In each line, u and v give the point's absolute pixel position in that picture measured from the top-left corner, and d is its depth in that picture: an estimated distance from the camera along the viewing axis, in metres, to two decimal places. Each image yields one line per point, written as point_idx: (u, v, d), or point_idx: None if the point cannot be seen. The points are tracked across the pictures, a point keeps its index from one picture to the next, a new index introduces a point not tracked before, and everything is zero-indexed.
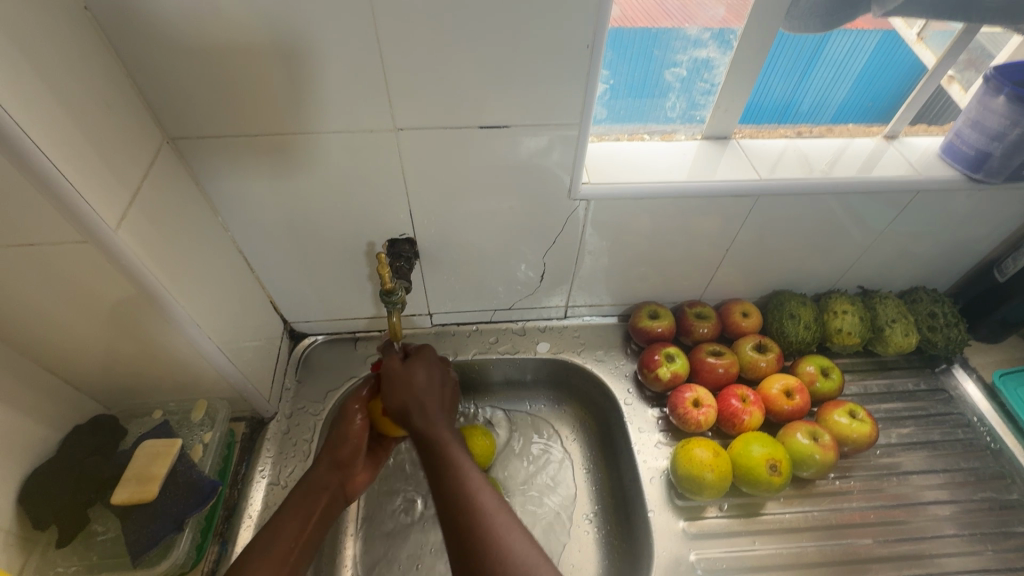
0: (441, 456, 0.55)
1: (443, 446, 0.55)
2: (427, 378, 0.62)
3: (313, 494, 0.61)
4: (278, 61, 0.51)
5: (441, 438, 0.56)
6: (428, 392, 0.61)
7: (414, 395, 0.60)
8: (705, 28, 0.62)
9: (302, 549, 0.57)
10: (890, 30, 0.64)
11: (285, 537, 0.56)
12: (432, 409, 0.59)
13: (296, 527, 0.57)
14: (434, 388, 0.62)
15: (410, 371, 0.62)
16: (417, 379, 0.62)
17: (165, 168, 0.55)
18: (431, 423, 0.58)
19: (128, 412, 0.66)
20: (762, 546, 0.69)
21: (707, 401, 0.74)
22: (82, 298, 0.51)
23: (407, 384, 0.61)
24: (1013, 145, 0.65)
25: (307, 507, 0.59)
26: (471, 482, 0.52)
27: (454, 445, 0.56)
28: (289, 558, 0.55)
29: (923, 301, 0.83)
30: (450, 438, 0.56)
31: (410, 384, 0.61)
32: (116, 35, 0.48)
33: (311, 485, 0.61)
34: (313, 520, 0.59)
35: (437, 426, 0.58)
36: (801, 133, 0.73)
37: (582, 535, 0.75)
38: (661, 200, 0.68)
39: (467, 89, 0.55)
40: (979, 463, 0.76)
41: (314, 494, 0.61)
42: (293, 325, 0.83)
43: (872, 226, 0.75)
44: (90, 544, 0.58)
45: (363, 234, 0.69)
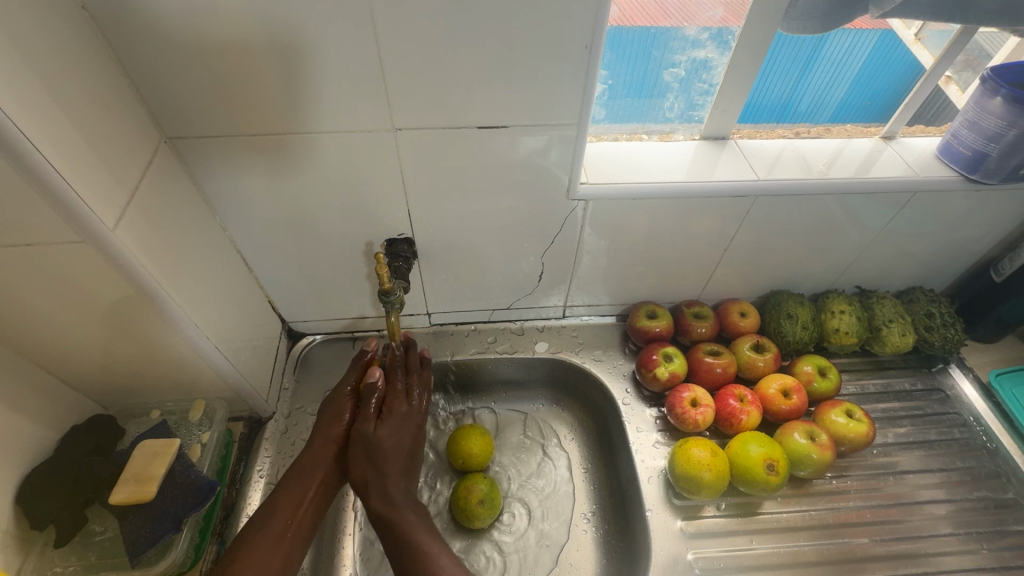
0: (404, 539, 0.57)
1: (408, 532, 0.58)
2: (394, 443, 0.64)
3: (308, 474, 0.63)
4: (276, 61, 0.51)
5: (402, 522, 0.59)
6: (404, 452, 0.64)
7: (382, 456, 0.62)
8: (703, 28, 0.62)
9: (298, 529, 0.60)
10: (887, 31, 0.65)
11: (280, 518, 0.59)
12: (395, 480, 0.62)
13: (290, 507, 0.60)
14: (400, 452, 0.64)
15: (379, 436, 0.63)
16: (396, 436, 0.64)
17: (162, 168, 0.55)
18: (394, 502, 0.60)
19: (126, 412, 0.66)
20: (760, 545, 0.69)
21: (704, 400, 0.74)
22: (80, 298, 0.50)
23: (375, 446, 0.63)
24: (1010, 146, 0.65)
25: (301, 490, 0.62)
26: (443, 567, 0.55)
27: (419, 533, 0.58)
28: (283, 538, 0.58)
29: (920, 301, 0.83)
30: (415, 524, 0.59)
31: (376, 450, 0.62)
32: (113, 35, 0.48)
33: (304, 467, 0.63)
34: (307, 499, 0.62)
35: (398, 502, 0.60)
36: (800, 133, 0.73)
37: (580, 535, 0.75)
38: (660, 200, 0.68)
39: (465, 89, 0.55)
40: (975, 462, 0.77)
41: (308, 475, 0.63)
42: (291, 324, 0.83)
43: (869, 226, 0.75)
44: (87, 544, 0.58)
45: (362, 234, 0.69)
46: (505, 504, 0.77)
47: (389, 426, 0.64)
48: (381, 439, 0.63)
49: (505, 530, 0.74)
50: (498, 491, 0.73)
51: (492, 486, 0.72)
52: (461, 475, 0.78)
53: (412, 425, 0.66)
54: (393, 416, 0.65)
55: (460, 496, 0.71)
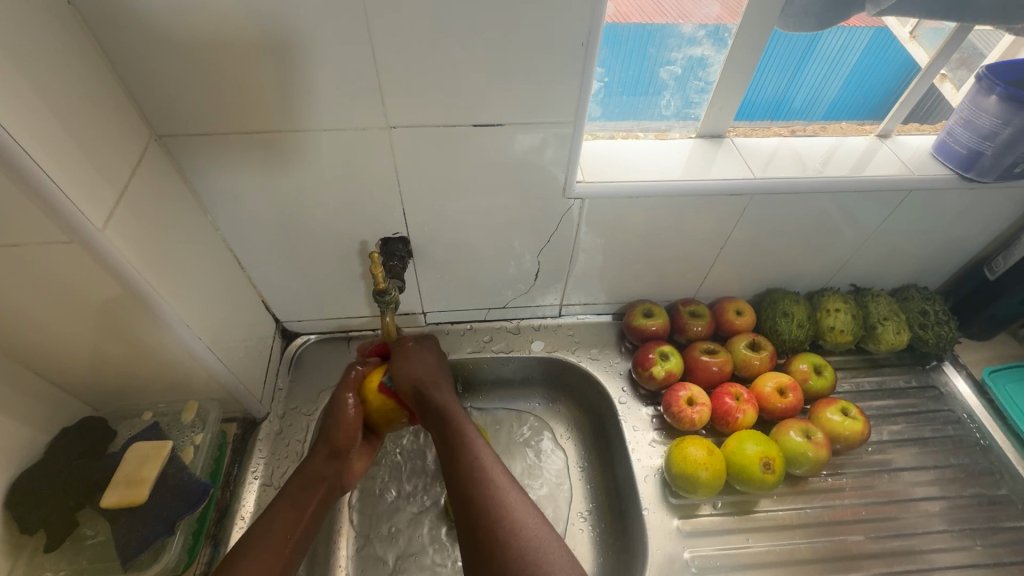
0: (451, 428, 0.60)
1: (457, 426, 0.60)
2: (424, 367, 0.66)
3: (308, 489, 0.61)
4: (270, 58, 0.50)
5: (452, 415, 0.61)
6: (432, 377, 0.66)
7: (419, 378, 0.64)
8: (700, 26, 0.62)
9: (297, 541, 0.57)
10: (883, 28, 0.64)
11: (279, 532, 0.56)
12: (442, 390, 0.64)
13: (290, 517, 0.57)
14: (435, 375, 0.66)
15: (405, 363, 0.65)
16: (419, 366, 0.66)
17: (152, 166, 0.54)
18: (445, 400, 0.63)
19: (117, 414, 0.65)
20: (755, 543, 0.69)
21: (700, 398, 0.74)
22: (69, 300, 0.50)
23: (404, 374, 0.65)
24: (1005, 145, 0.65)
25: (303, 500, 0.59)
26: (483, 461, 0.56)
27: (466, 425, 0.60)
28: (284, 549, 0.55)
29: (914, 299, 0.84)
30: (460, 418, 0.61)
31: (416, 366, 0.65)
32: (102, 31, 0.47)
33: (307, 478, 0.61)
34: (309, 512, 0.59)
35: (449, 404, 0.63)
36: (795, 131, 0.73)
37: (577, 533, 0.75)
38: (657, 198, 0.68)
39: (461, 87, 0.55)
40: (969, 459, 0.77)
41: (310, 486, 0.61)
42: (285, 324, 0.82)
43: (864, 224, 0.75)
44: (81, 548, 0.58)
45: (356, 232, 0.69)
46: None
47: (416, 355, 0.67)
48: (406, 365, 0.65)
49: None
50: None
51: None
52: None
53: (433, 358, 0.69)
54: (415, 351, 0.68)
55: None
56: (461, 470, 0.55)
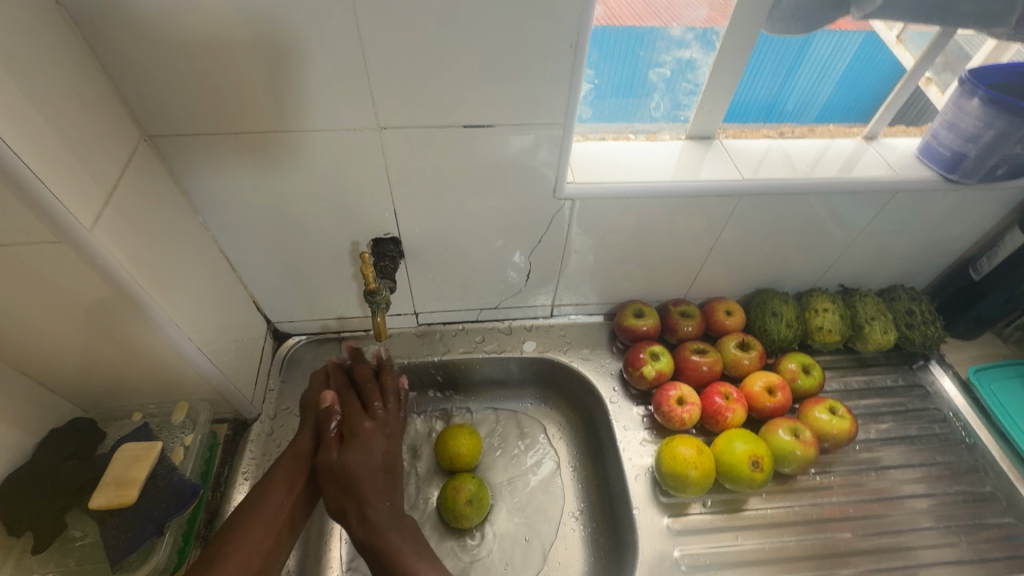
0: (385, 564, 0.56)
1: (392, 554, 0.56)
2: (364, 464, 0.61)
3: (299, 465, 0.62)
4: (259, 57, 0.51)
5: (384, 549, 0.57)
6: (372, 471, 0.61)
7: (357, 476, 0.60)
8: (689, 28, 0.63)
9: (291, 513, 0.60)
10: (872, 32, 0.65)
11: (271, 504, 0.59)
12: (374, 502, 0.59)
13: (282, 492, 0.60)
14: (374, 470, 0.61)
15: (345, 461, 0.60)
16: (368, 455, 0.61)
17: (142, 167, 0.54)
18: (376, 512, 0.58)
19: (107, 414, 0.65)
20: (745, 541, 0.70)
21: (691, 398, 0.74)
22: (56, 301, 0.50)
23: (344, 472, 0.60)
24: (987, 147, 0.66)
25: (292, 471, 0.62)
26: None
27: (402, 547, 0.57)
28: (276, 524, 0.58)
29: (901, 299, 0.85)
30: (399, 547, 0.57)
31: (360, 459, 0.61)
32: (91, 32, 0.47)
33: (295, 452, 0.63)
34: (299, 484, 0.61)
35: (381, 520, 0.58)
36: (785, 132, 0.74)
37: (569, 533, 0.75)
38: (647, 199, 0.68)
39: (452, 88, 0.55)
40: (955, 457, 0.78)
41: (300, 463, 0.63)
42: (277, 325, 0.82)
43: (852, 225, 0.76)
44: (68, 550, 0.57)
45: (348, 233, 0.69)
46: (493, 504, 0.77)
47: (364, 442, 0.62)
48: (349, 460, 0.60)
49: (494, 531, 0.74)
50: (486, 491, 0.73)
51: (480, 486, 0.72)
52: (449, 474, 0.78)
53: (386, 442, 0.64)
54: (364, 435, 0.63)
55: (448, 496, 0.71)
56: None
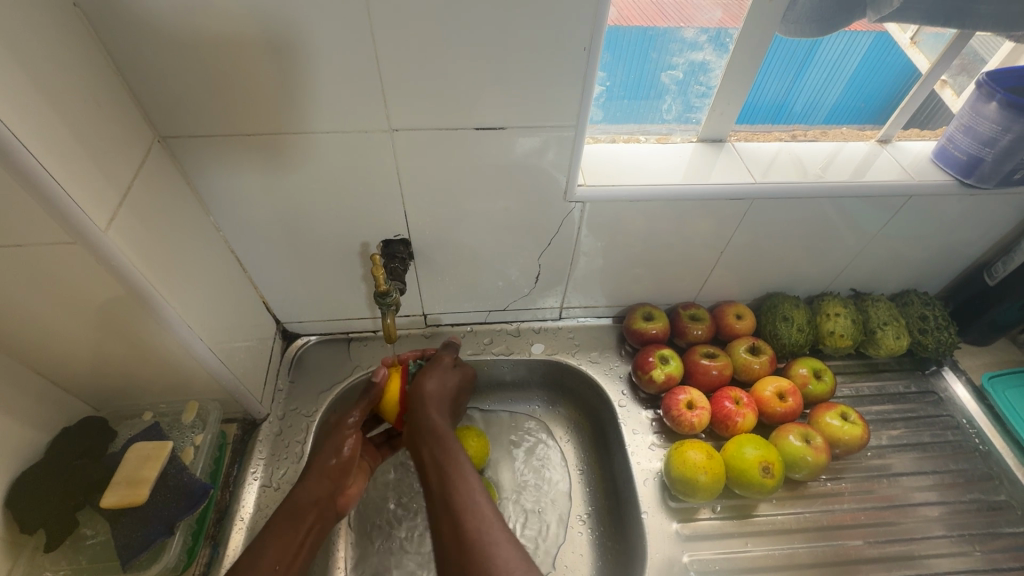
0: (443, 451, 0.58)
1: (444, 450, 0.58)
2: (440, 384, 0.67)
3: (300, 511, 0.59)
4: (272, 61, 0.51)
5: (445, 439, 0.59)
6: (440, 400, 0.66)
7: (428, 394, 0.66)
8: (702, 30, 0.62)
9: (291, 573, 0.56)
10: (883, 32, 0.65)
11: (269, 563, 0.54)
12: (438, 415, 0.63)
13: (280, 550, 0.56)
14: (445, 394, 0.67)
15: (423, 379, 0.67)
16: (435, 382, 0.67)
17: (156, 168, 0.55)
18: (435, 420, 0.62)
19: (118, 413, 0.65)
20: (754, 547, 0.69)
21: (700, 402, 0.74)
22: (70, 301, 0.50)
23: (422, 388, 0.66)
24: (1005, 151, 0.65)
25: (292, 530, 0.58)
26: (467, 482, 0.54)
27: (453, 446, 0.58)
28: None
29: (914, 304, 0.84)
30: (456, 444, 0.59)
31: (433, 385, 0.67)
32: (107, 35, 0.47)
33: (295, 506, 0.60)
34: (299, 541, 0.58)
35: (437, 426, 0.61)
36: (795, 135, 0.74)
37: (576, 536, 0.75)
38: (657, 202, 0.68)
39: (463, 92, 0.55)
40: (968, 465, 0.77)
41: (299, 516, 0.59)
42: (286, 325, 0.82)
43: (865, 229, 0.75)
44: (81, 548, 0.58)
45: (358, 234, 0.69)
46: (501, 507, 0.76)
47: (432, 373, 0.68)
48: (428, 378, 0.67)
49: None
50: (493, 494, 0.73)
51: (487, 488, 0.72)
52: None
53: (456, 377, 0.70)
54: (437, 364, 0.70)
55: None
56: (443, 484, 0.54)
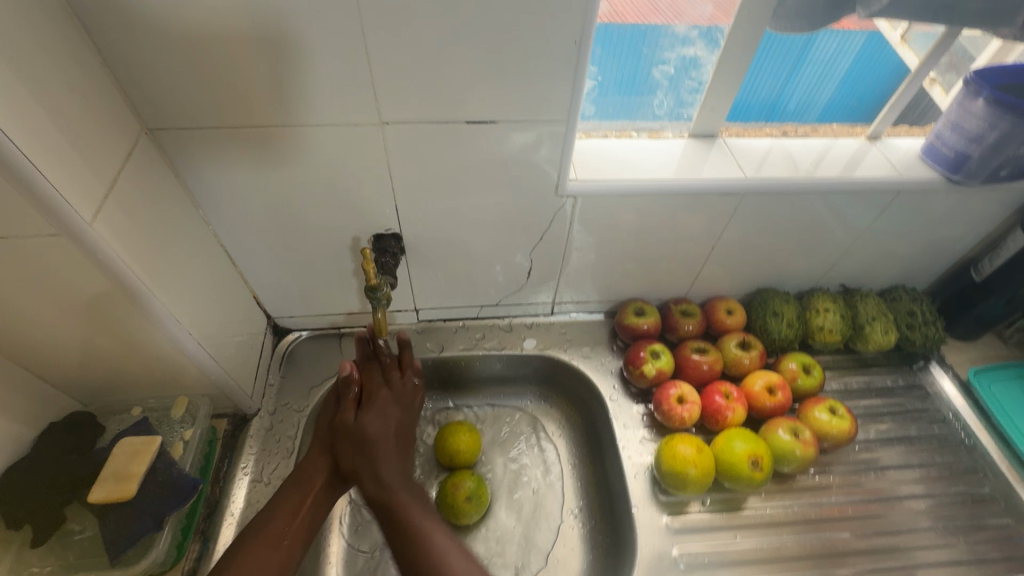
0: (399, 520, 0.60)
1: (405, 514, 0.60)
2: (382, 425, 0.66)
3: (305, 482, 0.62)
4: (261, 53, 0.50)
5: (399, 503, 0.61)
6: (383, 444, 0.65)
7: (374, 437, 0.65)
8: (693, 26, 0.62)
9: (298, 535, 0.59)
10: (875, 31, 0.65)
11: (278, 525, 0.58)
12: (385, 471, 0.63)
13: (287, 513, 0.60)
14: (388, 435, 0.66)
15: (363, 422, 0.65)
16: (376, 423, 0.66)
17: (143, 160, 0.54)
18: (391, 476, 0.63)
19: (106, 408, 0.64)
20: (743, 540, 0.70)
21: (691, 397, 0.74)
22: (56, 295, 0.49)
23: (361, 431, 0.65)
24: (991, 148, 0.66)
25: (299, 496, 0.61)
26: (438, 546, 0.57)
27: (412, 511, 0.61)
28: (282, 543, 0.57)
29: (902, 300, 0.85)
30: (410, 509, 0.61)
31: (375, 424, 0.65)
32: (93, 25, 0.47)
33: (302, 475, 0.63)
34: (306, 505, 0.61)
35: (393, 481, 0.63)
36: (787, 132, 0.74)
37: (567, 531, 0.75)
38: (648, 197, 0.68)
39: (454, 85, 0.55)
40: (954, 458, 0.78)
41: (305, 483, 0.62)
42: (276, 320, 0.82)
43: (854, 226, 0.76)
44: (69, 543, 0.57)
45: (348, 228, 0.68)
46: (493, 502, 0.76)
47: (372, 411, 0.67)
48: (365, 422, 0.65)
49: (493, 529, 0.74)
50: (485, 488, 0.73)
51: (479, 483, 0.72)
52: (448, 471, 0.78)
53: (397, 407, 0.69)
54: (377, 402, 0.68)
55: (448, 493, 0.71)
56: (409, 549, 0.58)
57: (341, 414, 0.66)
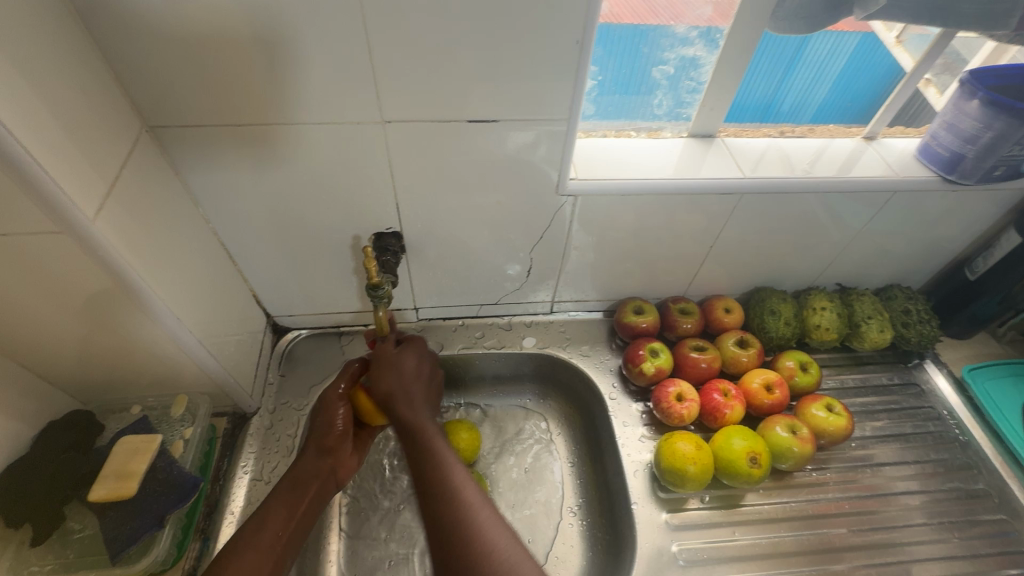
0: (420, 446, 0.56)
1: (428, 442, 0.56)
2: (415, 367, 0.65)
3: (300, 486, 0.61)
4: (263, 50, 0.50)
5: (422, 431, 0.57)
6: (414, 384, 0.63)
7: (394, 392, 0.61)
8: (692, 26, 0.63)
9: (291, 539, 0.57)
10: (869, 32, 0.66)
11: (273, 528, 0.56)
12: (415, 403, 0.61)
13: (282, 517, 0.57)
14: (421, 377, 0.64)
15: (399, 357, 0.65)
16: (406, 368, 0.64)
17: (144, 157, 0.54)
18: (418, 416, 0.59)
19: (105, 407, 0.64)
20: (742, 536, 0.71)
21: (690, 394, 0.75)
22: (57, 292, 0.49)
23: (395, 366, 0.64)
24: (986, 148, 0.66)
25: (293, 501, 0.59)
26: (455, 474, 0.52)
27: (435, 452, 0.55)
28: (276, 546, 0.55)
29: (897, 298, 0.85)
30: (435, 434, 0.57)
31: (399, 373, 0.63)
32: (94, 22, 0.47)
33: (296, 479, 0.61)
34: (301, 511, 0.59)
35: (420, 422, 0.58)
36: (784, 132, 0.74)
37: (567, 528, 0.76)
38: (647, 196, 0.68)
39: (456, 84, 0.55)
40: (948, 455, 0.79)
41: (301, 488, 0.61)
42: (276, 319, 0.82)
43: (850, 225, 0.77)
44: (66, 542, 0.57)
45: (349, 227, 0.69)
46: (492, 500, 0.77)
47: (394, 367, 0.64)
48: (399, 360, 0.64)
49: None
50: (485, 486, 0.73)
51: (479, 481, 0.73)
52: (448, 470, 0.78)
53: (427, 360, 0.67)
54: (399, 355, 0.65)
55: None
56: (429, 479, 0.53)
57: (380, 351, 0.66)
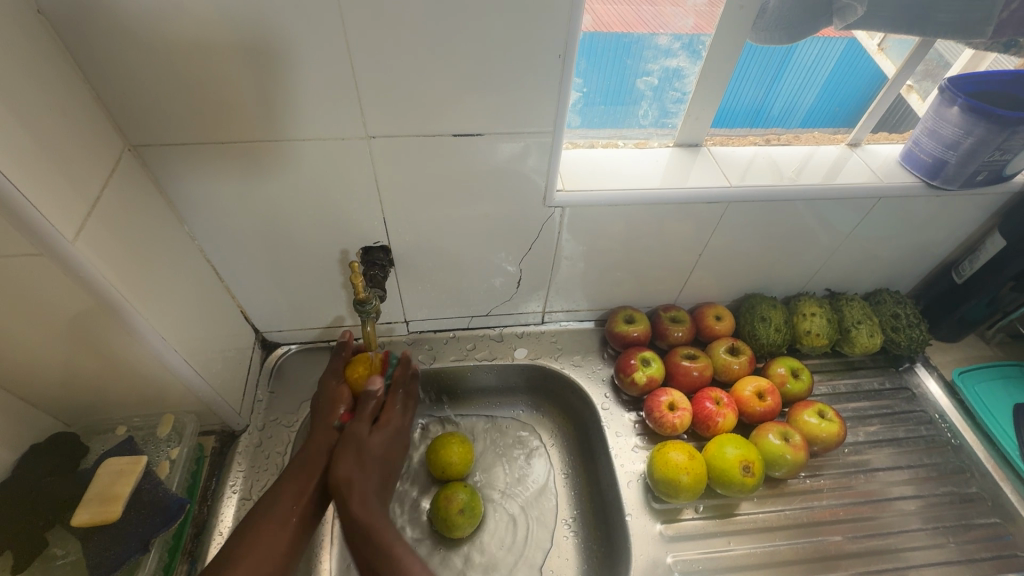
0: (379, 546, 0.56)
1: (385, 542, 0.56)
2: (379, 452, 0.65)
3: (309, 469, 0.63)
4: (248, 66, 0.50)
5: (378, 529, 0.57)
6: (371, 475, 0.63)
7: (351, 477, 0.61)
8: (676, 36, 0.63)
9: (303, 519, 0.59)
10: (853, 40, 0.66)
11: (283, 508, 0.59)
12: (369, 499, 0.60)
13: (291, 497, 0.60)
14: (382, 465, 0.65)
15: (371, 439, 0.65)
16: (362, 458, 0.63)
17: (126, 177, 0.54)
18: (370, 512, 0.59)
19: (89, 428, 0.63)
20: (737, 546, 0.70)
21: (682, 404, 0.75)
22: (39, 315, 0.49)
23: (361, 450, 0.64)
24: (967, 154, 0.67)
25: (302, 481, 0.61)
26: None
27: (394, 538, 0.57)
28: (287, 524, 0.58)
29: (887, 303, 0.86)
30: (393, 534, 0.57)
31: (356, 458, 0.62)
32: (73, 40, 0.46)
33: (308, 458, 0.63)
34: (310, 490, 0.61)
35: (372, 517, 0.58)
36: (771, 140, 0.75)
37: (562, 541, 0.75)
38: (636, 206, 0.69)
39: (442, 97, 0.55)
40: (941, 459, 0.79)
41: (311, 466, 0.63)
42: (265, 334, 0.81)
43: (838, 230, 0.77)
44: (49, 569, 0.55)
45: (337, 242, 0.68)
46: (486, 512, 0.76)
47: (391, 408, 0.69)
48: (367, 441, 0.65)
49: (486, 540, 0.74)
50: (478, 500, 0.73)
51: (472, 494, 0.72)
52: (441, 484, 0.77)
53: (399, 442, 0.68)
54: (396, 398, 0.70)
55: (440, 506, 0.70)
56: None
57: (352, 426, 0.65)
